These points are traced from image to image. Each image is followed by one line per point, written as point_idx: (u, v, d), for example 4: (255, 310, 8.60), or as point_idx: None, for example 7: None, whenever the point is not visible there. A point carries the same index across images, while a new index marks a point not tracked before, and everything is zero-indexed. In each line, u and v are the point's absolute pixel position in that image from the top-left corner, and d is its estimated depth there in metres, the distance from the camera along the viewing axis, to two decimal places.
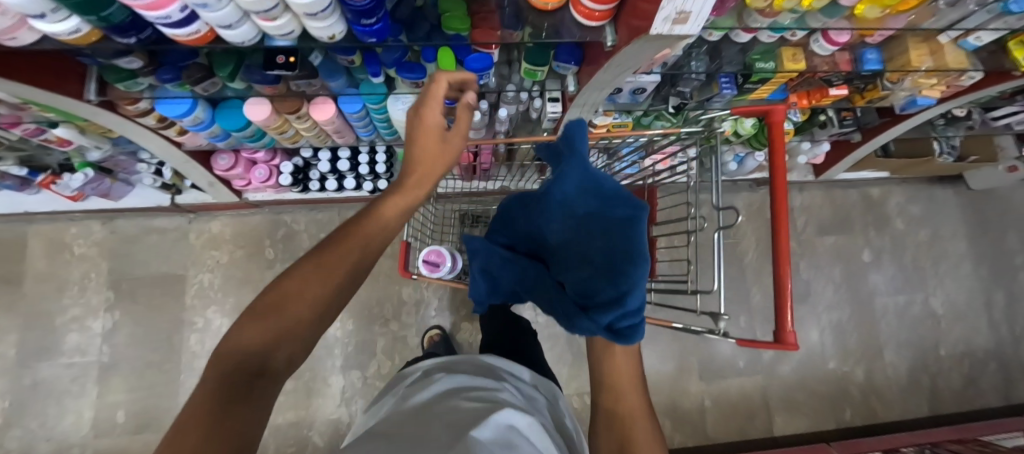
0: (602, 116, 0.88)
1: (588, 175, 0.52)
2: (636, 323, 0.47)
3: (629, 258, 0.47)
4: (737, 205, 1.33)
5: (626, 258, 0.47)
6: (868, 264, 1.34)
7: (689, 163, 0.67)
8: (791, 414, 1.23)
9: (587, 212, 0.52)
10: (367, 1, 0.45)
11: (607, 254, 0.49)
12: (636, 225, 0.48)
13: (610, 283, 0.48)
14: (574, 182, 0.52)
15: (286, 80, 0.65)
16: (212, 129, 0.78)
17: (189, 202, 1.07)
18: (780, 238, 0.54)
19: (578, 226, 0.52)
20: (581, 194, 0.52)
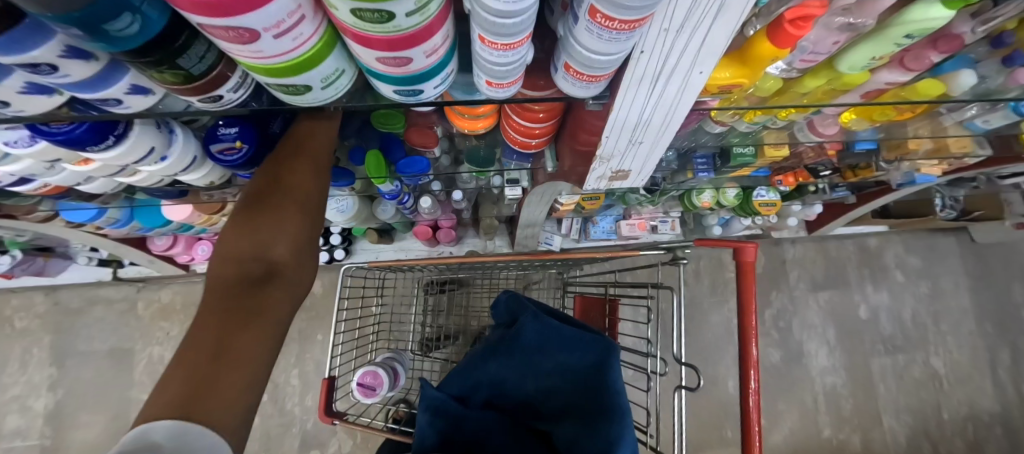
0: (568, 196, 0.81)
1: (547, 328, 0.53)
2: None
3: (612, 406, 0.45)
4: (725, 260, 1.26)
5: (608, 409, 0.44)
6: (863, 321, 1.27)
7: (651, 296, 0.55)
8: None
9: (555, 364, 0.51)
10: (243, 156, 0.38)
11: (581, 401, 0.47)
12: (612, 369, 0.48)
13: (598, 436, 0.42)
14: (537, 331, 0.53)
15: (195, 193, 0.58)
16: (133, 224, 0.71)
17: (133, 275, 1.00)
18: (750, 402, 0.46)
19: (550, 372, 0.51)
20: (545, 345, 0.52)
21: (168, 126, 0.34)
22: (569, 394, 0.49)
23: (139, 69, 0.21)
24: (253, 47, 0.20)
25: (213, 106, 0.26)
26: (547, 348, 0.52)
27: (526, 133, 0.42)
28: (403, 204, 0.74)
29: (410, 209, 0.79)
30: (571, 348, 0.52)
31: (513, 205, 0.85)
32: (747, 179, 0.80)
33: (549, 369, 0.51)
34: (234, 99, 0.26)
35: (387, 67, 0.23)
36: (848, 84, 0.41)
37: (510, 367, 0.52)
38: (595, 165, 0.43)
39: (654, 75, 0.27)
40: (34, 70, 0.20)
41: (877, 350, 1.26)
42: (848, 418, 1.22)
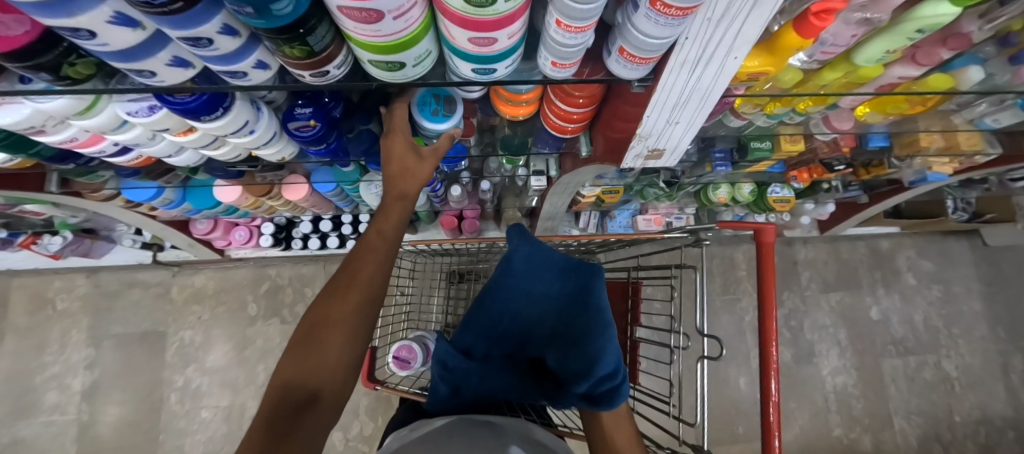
0: (590, 187, 0.85)
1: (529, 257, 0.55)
2: (616, 385, 0.46)
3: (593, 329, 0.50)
4: (738, 258, 1.28)
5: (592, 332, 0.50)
6: (875, 322, 1.29)
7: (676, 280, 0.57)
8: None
9: (541, 291, 0.54)
10: (317, 132, 0.43)
11: (565, 323, 0.52)
12: (594, 290, 0.53)
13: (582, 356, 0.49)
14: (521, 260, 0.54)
15: (251, 173, 0.63)
16: (183, 206, 0.76)
17: (171, 259, 1.05)
18: (769, 372, 0.49)
19: (538, 302, 0.54)
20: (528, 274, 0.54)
21: (256, 102, 0.39)
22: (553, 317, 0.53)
23: (273, 45, 0.26)
24: (375, 26, 0.24)
25: (319, 80, 0.30)
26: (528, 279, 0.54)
27: (565, 117, 0.46)
28: (435, 191, 0.79)
29: (439, 197, 0.84)
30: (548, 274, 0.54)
31: (536, 196, 0.89)
32: (763, 174, 0.83)
33: (534, 296, 0.53)
34: (336, 75, 0.31)
35: (475, 46, 0.27)
36: (864, 76, 0.44)
37: (501, 299, 0.54)
38: (631, 144, 0.46)
39: (696, 60, 0.31)
40: (193, 43, 0.24)
41: (889, 352, 1.27)
42: (859, 418, 1.23)
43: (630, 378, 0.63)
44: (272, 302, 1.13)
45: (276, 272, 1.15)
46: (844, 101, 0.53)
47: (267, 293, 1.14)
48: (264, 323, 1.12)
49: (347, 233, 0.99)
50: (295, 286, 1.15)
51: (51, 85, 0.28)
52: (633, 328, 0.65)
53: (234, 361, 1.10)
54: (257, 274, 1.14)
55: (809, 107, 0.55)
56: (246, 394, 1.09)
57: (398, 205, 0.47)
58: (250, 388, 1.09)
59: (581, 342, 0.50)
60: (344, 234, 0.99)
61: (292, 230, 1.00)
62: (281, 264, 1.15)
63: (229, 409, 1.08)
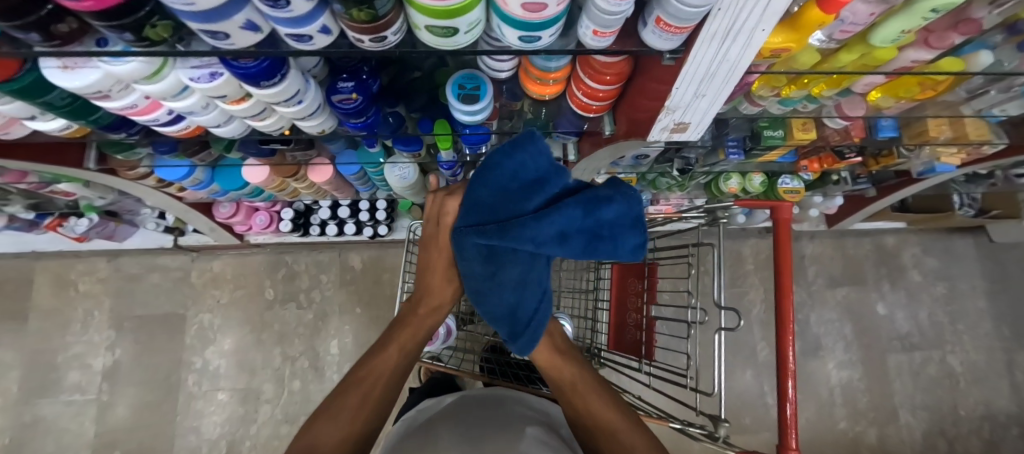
0: (605, 175, 0.87)
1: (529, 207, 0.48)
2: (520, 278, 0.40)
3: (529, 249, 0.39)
4: (745, 252, 1.30)
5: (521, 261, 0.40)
6: (881, 317, 1.30)
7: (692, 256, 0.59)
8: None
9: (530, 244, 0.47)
10: (358, 104, 0.45)
11: None
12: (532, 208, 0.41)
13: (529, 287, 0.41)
14: None
15: (282, 152, 0.65)
16: (211, 187, 0.79)
17: (191, 244, 1.07)
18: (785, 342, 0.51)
19: None
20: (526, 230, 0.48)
21: (304, 74, 0.41)
22: None
23: (343, 8, 0.28)
24: None
25: (377, 45, 0.33)
26: None
27: (592, 95, 0.48)
28: (455, 176, 0.81)
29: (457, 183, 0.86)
30: None
31: None
32: (773, 164, 0.85)
33: None
34: (392, 41, 0.33)
35: (527, 13, 0.29)
36: (877, 60, 0.47)
37: None
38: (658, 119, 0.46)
39: (725, 32, 0.32)
40: (272, 5, 0.27)
41: (894, 347, 1.28)
42: (864, 411, 1.24)
43: (646, 355, 0.66)
44: (288, 288, 1.16)
45: (292, 259, 1.17)
46: (858, 86, 0.55)
47: (283, 279, 1.16)
48: (280, 308, 1.14)
49: (365, 220, 1.02)
50: (311, 272, 1.18)
51: (130, 45, 0.31)
52: (649, 306, 0.67)
53: (251, 345, 1.12)
54: (274, 260, 1.17)
55: (824, 90, 0.56)
56: (262, 377, 1.11)
57: (430, 316, 0.49)
58: (266, 371, 1.11)
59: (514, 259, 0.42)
60: (362, 220, 1.02)
61: (310, 216, 1.02)
62: (298, 251, 1.18)
63: (245, 391, 1.10)
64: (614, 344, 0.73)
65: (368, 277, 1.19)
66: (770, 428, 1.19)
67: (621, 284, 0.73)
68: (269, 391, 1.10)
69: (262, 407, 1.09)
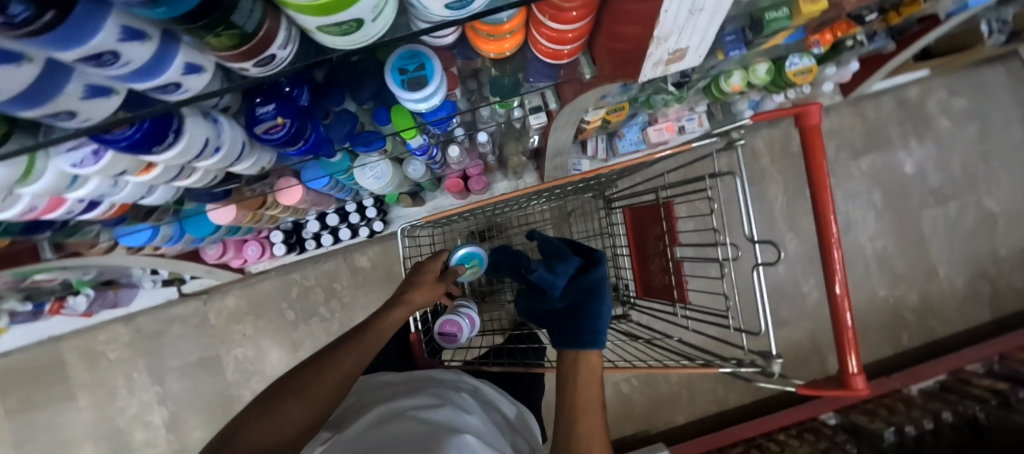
0: (593, 112, 0.78)
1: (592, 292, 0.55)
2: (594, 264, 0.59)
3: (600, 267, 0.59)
4: (758, 146, 1.21)
5: (586, 291, 0.55)
6: (909, 177, 1.24)
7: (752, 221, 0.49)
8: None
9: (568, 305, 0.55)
10: (285, 131, 0.38)
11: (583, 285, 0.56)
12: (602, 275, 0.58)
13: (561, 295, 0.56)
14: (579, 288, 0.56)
15: (238, 190, 0.58)
16: (185, 238, 0.74)
17: (196, 289, 1.06)
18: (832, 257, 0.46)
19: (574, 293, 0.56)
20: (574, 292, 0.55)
21: (210, 114, 0.33)
22: (577, 293, 0.56)
23: (194, 38, 0.20)
24: None
25: (266, 68, 0.24)
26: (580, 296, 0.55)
27: (558, 40, 0.38)
28: (433, 157, 0.75)
29: (439, 163, 0.80)
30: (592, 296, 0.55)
31: (538, 136, 0.82)
32: (779, 48, 0.74)
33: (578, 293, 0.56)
34: (284, 57, 0.24)
35: None
36: None
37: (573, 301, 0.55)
38: (648, 54, 0.38)
39: None
40: (99, 63, 0.19)
41: (926, 204, 1.24)
42: (903, 274, 1.24)
43: (680, 299, 0.61)
44: (306, 303, 1.16)
45: (300, 275, 1.16)
46: None
47: (299, 298, 1.16)
48: (306, 325, 1.16)
49: (356, 221, 0.97)
50: (323, 284, 1.17)
51: None
52: (671, 249, 0.63)
53: (292, 364, 1.16)
54: (282, 282, 1.16)
55: None
56: None
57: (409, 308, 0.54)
58: None
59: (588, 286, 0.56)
60: (354, 223, 0.98)
61: (301, 231, 0.98)
62: (303, 267, 1.15)
63: None
64: (643, 293, 0.70)
65: (383, 272, 1.17)
66: (809, 314, 1.21)
67: (639, 229, 0.70)
68: None
69: None
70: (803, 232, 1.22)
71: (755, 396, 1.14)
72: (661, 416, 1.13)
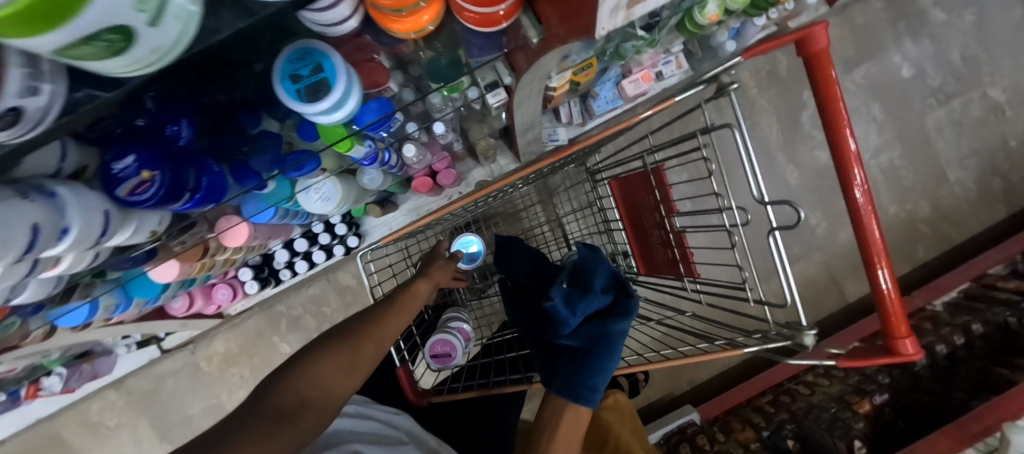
0: (558, 77, 0.68)
1: (603, 343, 0.51)
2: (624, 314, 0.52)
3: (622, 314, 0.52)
4: (744, 78, 1.12)
5: (598, 341, 0.51)
6: (908, 82, 1.15)
7: (759, 182, 0.42)
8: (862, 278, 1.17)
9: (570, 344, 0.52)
10: (157, 191, 0.29)
11: (594, 329, 0.51)
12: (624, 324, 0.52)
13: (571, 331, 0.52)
14: (587, 331, 0.52)
15: (165, 247, 0.50)
16: (136, 302, 0.67)
17: (177, 342, 1.00)
18: (859, 198, 0.40)
19: (581, 334, 0.52)
20: (581, 333, 0.52)
21: (40, 189, 0.24)
22: (585, 334, 0.52)
23: None
24: None
25: (23, 124, 0.16)
26: (588, 341, 0.51)
27: None
28: (386, 162, 0.66)
29: (397, 166, 0.71)
30: (604, 350, 0.50)
31: (502, 115, 0.72)
32: None
33: (586, 331, 0.52)
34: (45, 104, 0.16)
35: None
36: None
37: (575, 338, 0.52)
38: (604, 7, 0.29)
39: None
40: None
41: (929, 108, 1.16)
42: (912, 187, 1.18)
43: (688, 274, 0.54)
44: (298, 333, 1.10)
45: (286, 306, 1.09)
46: None
47: (291, 329, 1.10)
48: None
49: (328, 242, 0.89)
50: (312, 311, 1.11)
51: None
52: (669, 220, 0.55)
53: None
54: (269, 316, 1.10)
55: None
56: None
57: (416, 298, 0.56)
58: None
59: (604, 331, 0.51)
60: (326, 244, 0.90)
61: (272, 263, 0.91)
62: (287, 298, 1.09)
63: None
64: (647, 269, 0.63)
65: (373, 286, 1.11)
66: (819, 247, 1.17)
67: (631, 202, 0.63)
68: None
69: None
70: (802, 161, 1.15)
71: None
72: (683, 377, 1.11)
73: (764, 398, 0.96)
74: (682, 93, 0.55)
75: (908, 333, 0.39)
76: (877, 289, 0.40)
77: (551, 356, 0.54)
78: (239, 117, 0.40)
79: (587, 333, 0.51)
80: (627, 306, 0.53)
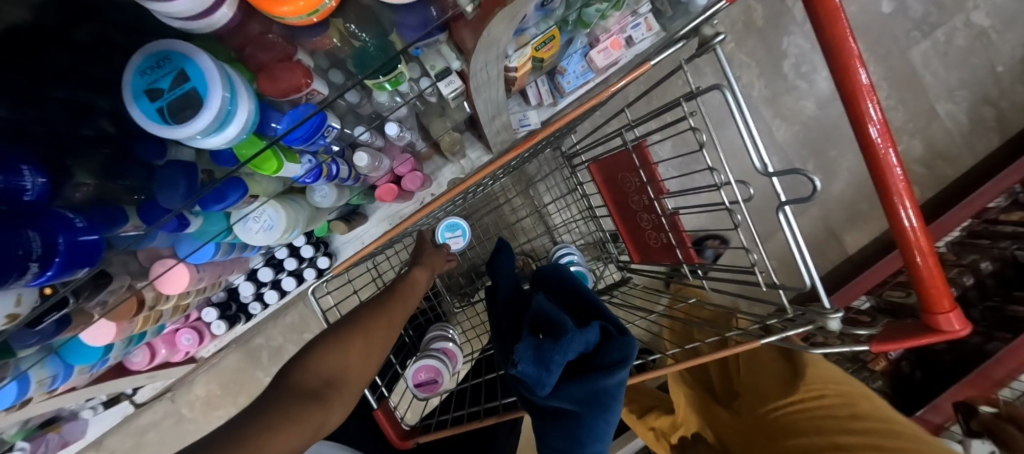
0: (518, 54, 0.60)
1: (598, 401, 0.41)
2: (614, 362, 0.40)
3: (613, 362, 0.41)
4: (720, 32, 1.04)
5: (592, 402, 0.42)
6: (890, 16, 1.09)
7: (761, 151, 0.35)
8: (860, 227, 1.14)
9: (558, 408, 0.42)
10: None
11: (584, 390, 0.41)
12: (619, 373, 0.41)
13: (563, 392, 0.41)
14: (576, 394, 0.41)
15: (82, 311, 0.43)
16: (79, 368, 0.60)
17: (151, 394, 0.92)
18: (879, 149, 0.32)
19: (568, 397, 0.41)
20: (568, 399, 0.41)
21: None
22: (572, 397, 0.41)
23: None
24: None
25: None
26: (580, 404, 0.41)
27: None
28: (337, 175, 0.58)
29: (351, 177, 0.63)
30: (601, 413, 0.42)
31: (463, 105, 0.64)
32: None
33: (573, 393, 0.41)
34: None
35: None
36: None
37: (563, 401, 0.42)
38: None
39: None
40: None
41: (913, 42, 1.11)
42: (903, 127, 1.14)
43: (687, 259, 0.49)
44: (284, 365, 1.03)
45: (266, 338, 1.02)
46: None
47: (275, 362, 1.03)
48: None
49: (296, 267, 0.82)
50: (294, 339, 1.04)
51: None
52: (659, 202, 0.49)
53: None
54: (248, 352, 1.02)
55: None
56: None
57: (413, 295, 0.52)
58: None
59: (594, 389, 0.41)
60: (294, 270, 0.83)
61: (238, 297, 0.84)
62: (265, 329, 1.02)
63: None
64: (641, 256, 0.58)
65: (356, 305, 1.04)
66: (815, 201, 1.12)
67: (615, 185, 0.56)
68: None
69: None
70: (788, 114, 1.09)
71: None
72: None
73: None
74: (656, 55, 0.48)
75: (946, 299, 0.32)
76: (900, 229, 0.33)
77: (540, 412, 0.45)
78: (137, 148, 0.30)
79: (575, 396, 0.41)
80: (619, 350, 0.41)
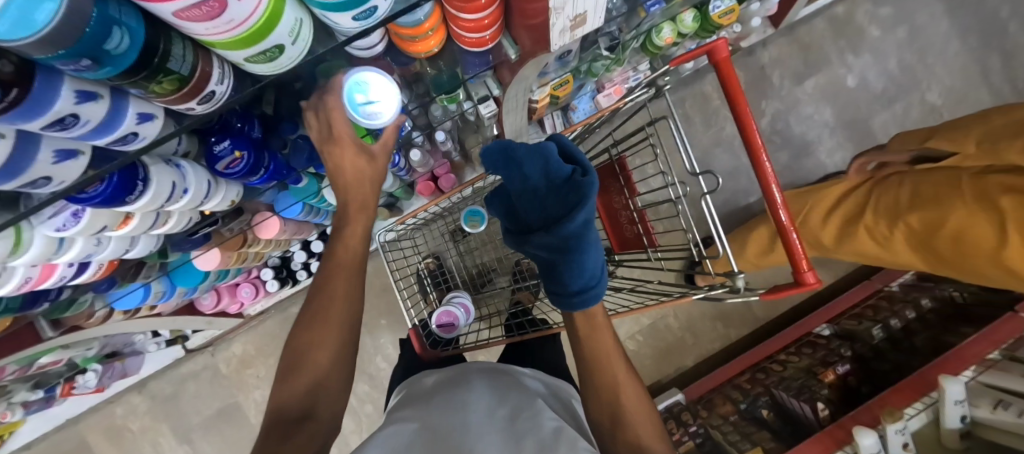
0: (540, 90, 0.81)
1: (574, 246, 0.40)
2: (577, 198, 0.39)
3: (575, 200, 0.40)
4: (708, 90, 1.27)
5: (565, 248, 0.41)
6: (854, 89, 1.30)
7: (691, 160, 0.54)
8: None
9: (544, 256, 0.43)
10: (245, 165, 0.41)
11: (557, 234, 0.40)
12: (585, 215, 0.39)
13: (540, 241, 0.43)
14: (554, 240, 0.41)
15: (217, 231, 0.61)
16: (178, 291, 0.77)
17: (200, 342, 1.08)
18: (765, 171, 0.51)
19: (547, 243, 0.42)
20: (546, 245, 0.42)
21: (171, 160, 0.36)
22: (550, 244, 0.41)
23: (142, 90, 0.23)
24: (223, 18, 0.20)
25: (211, 103, 0.28)
26: (559, 249, 0.41)
27: (471, 28, 0.42)
28: (397, 165, 0.78)
29: (404, 169, 0.83)
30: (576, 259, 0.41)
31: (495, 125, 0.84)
32: None
33: (549, 242, 0.41)
34: (224, 91, 0.28)
35: None
36: None
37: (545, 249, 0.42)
38: (552, 24, 0.42)
39: None
40: (123, 143, 0.26)
41: (875, 111, 1.31)
42: None
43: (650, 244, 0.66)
44: None
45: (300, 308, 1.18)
46: None
47: None
48: None
49: None
50: None
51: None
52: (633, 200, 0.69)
53: None
54: (284, 319, 1.18)
55: None
56: None
57: None
58: None
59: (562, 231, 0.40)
60: None
61: (290, 264, 1.00)
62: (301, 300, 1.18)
63: None
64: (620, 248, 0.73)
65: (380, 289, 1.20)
66: None
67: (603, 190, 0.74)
68: (350, 425, 1.21)
69: (351, 437, 1.20)
70: None
71: (756, 330, 1.20)
72: (672, 363, 1.19)
73: (742, 376, 1.04)
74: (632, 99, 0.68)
75: (811, 268, 0.49)
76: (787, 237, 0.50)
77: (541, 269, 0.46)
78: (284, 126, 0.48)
79: (551, 243, 0.41)
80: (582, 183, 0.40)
